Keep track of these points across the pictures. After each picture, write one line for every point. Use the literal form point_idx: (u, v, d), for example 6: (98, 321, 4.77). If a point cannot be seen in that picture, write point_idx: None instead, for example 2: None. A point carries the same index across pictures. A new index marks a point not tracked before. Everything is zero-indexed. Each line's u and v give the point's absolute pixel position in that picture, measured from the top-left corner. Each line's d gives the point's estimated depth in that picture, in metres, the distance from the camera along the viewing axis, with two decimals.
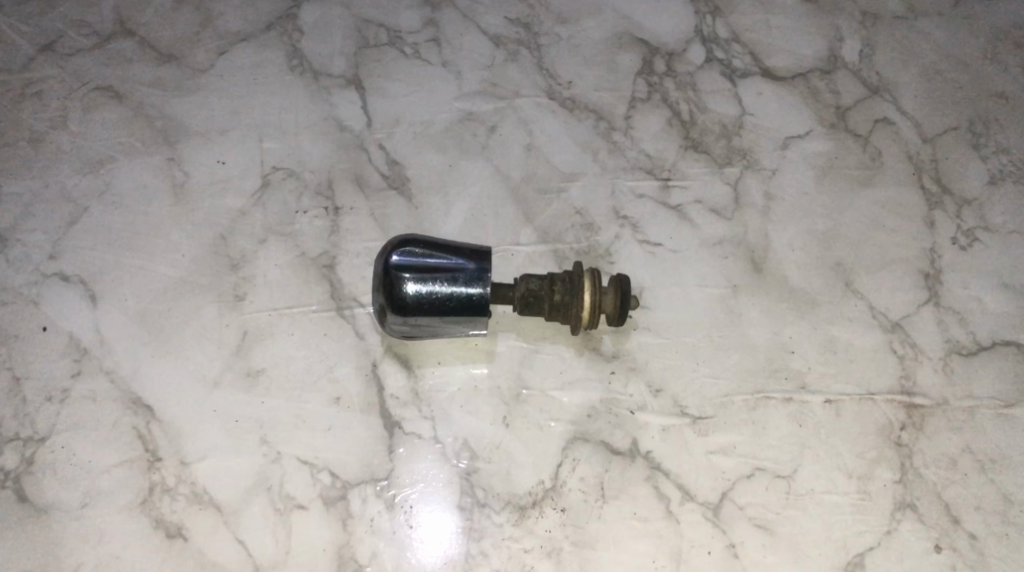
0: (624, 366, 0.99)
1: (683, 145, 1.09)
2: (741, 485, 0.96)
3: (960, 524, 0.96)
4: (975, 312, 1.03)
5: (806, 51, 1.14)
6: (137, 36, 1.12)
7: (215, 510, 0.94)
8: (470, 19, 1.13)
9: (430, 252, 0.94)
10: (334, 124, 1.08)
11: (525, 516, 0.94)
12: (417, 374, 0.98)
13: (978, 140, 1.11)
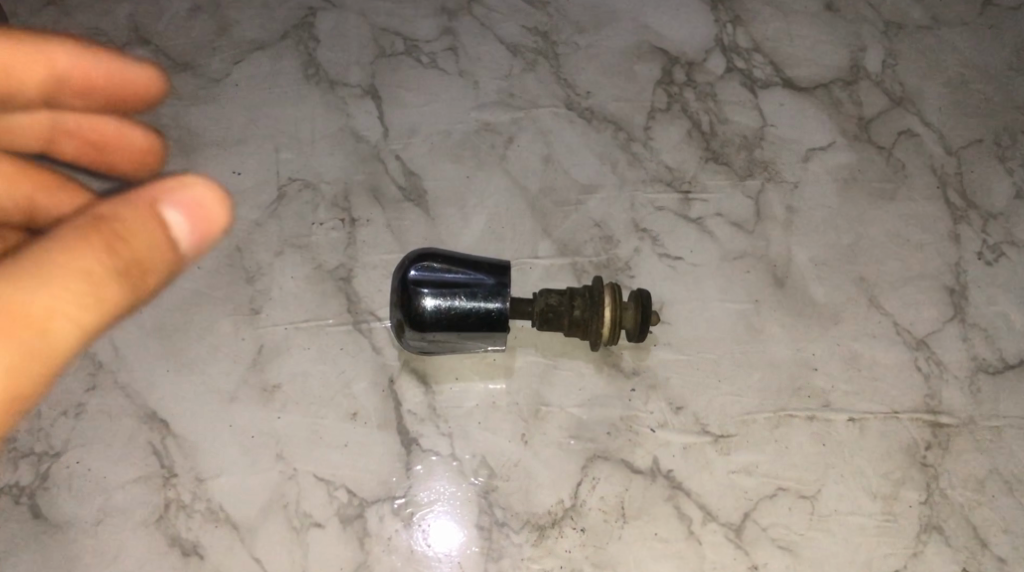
0: (644, 383, 0.97)
1: (704, 157, 1.07)
2: (763, 505, 0.94)
3: (987, 547, 0.94)
4: (1001, 329, 1.01)
5: (829, 62, 1.13)
6: (152, 45, 1.12)
7: (231, 528, 0.93)
8: (488, 27, 1.12)
9: (448, 267, 0.93)
10: (351, 134, 1.07)
11: (545, 536, 0.93)
12: (434, 389, 0.97)
13: (1004, 153, 1.09)
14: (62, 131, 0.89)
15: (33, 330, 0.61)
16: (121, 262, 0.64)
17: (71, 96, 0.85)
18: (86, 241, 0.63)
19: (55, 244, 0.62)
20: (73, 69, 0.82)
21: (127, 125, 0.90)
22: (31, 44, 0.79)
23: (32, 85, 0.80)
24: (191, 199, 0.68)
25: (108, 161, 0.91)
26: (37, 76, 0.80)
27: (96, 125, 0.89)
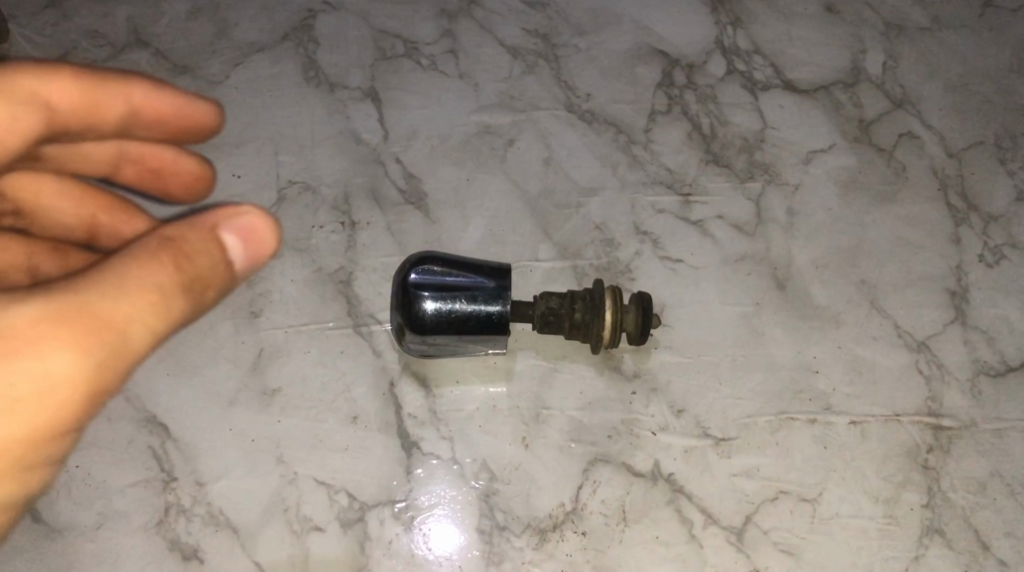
0: (645, 386, 0.97)
1: (705, 159, 1.07)
2: (764, 508, 0.94)
3: (989, 550, 0.94)
4: (1003, 331, 1.01)
5: (829, 64, 1.13)
6: (152, 47, 1.12)
7: (231, 532, 0.93)
8: (488, 30, 1.12)
9: (449, 270, 0.92)
10: (351, 137, 1.07)
11: (546, 540, 0.93)
12: (435, 393, 0.97)
13: (1005, 155, 1.09)
14: (121, 155, 0.95)
15: (114, 332, 0.71)
16: (190, 277, 0.75)
17: (143, 125, 0.91)
18: (158, 259, 0.74)
19: (133, 260, 0.73)
20: (145, 105, 0.89)
21: (181, 155, 0.97)
22: (113, 81, 0.86)
23: (113, 119, 0.87)
24: (250, 225, 0.80)
25: (163, 183, 0.98)
26: (117, 108, 0.87)
27: (151, 153, 0.96)
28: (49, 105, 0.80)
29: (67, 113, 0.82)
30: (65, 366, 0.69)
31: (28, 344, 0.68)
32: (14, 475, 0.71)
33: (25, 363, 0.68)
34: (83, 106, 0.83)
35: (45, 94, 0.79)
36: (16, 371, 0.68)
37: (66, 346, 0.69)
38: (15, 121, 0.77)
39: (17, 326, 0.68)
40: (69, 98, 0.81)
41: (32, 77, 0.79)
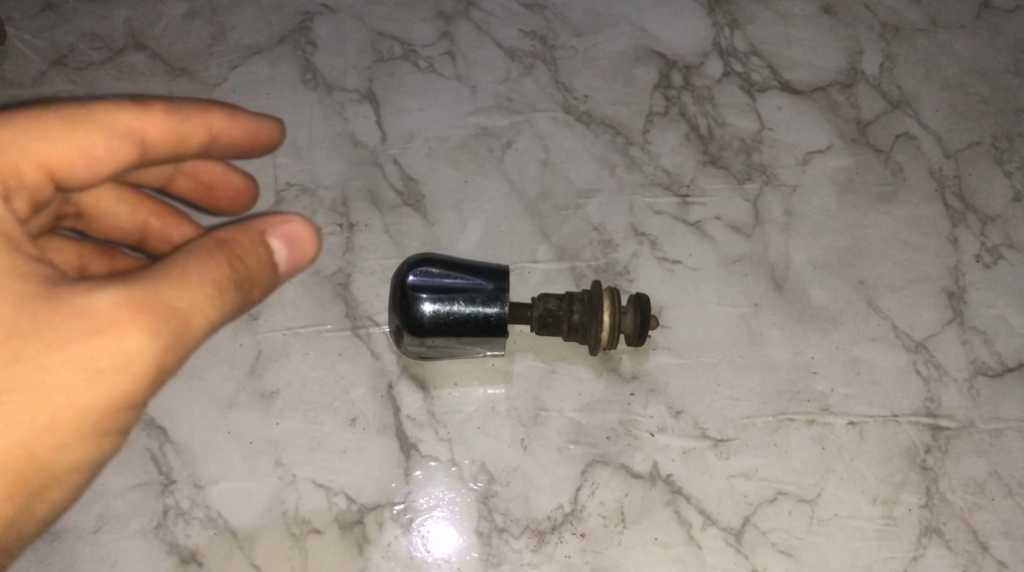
0: (643, 388, 0.97)
1: (702, 160, 1.07)
2: (763, 509, 0.94)
3: (987, 550, 0.94)
4: (1000, 331, 1.01)
5: (826, 65, 1.13)
6: (149, 49, 1.12)
7: (229, 535, 0.93)
8: (486, 32, 1.12)
9: (447, 272, 0.92)
10: (348, 139, 1.07)
11: (545, 541, 0.93)
12: (433, 395, 0.97)
13: (1001, 155, 1.09)
14: (177, 169, 0.94)
15: (179, 321, 0.72)
16: (240, 277, 0.75)
17: (219, 153, 0.89)
18: (213, 258, 0.74)
19: (200, 256, 0.74)
20: (223, 135, 0.87)
21: (233, 172, 0.96)
22: (194, 115, 0.83)
23: (192, 150, 0.85)
24: (294, 231, 0.79)
25: (213, 198, 0.97)
26: (197, 140, 0.84)
27: (206, 166, 0.95)
28: (139, 138, 0.79)
29: (156, 145, 0.80)
30: (136, 346, 0.71)
31: (104, 325, 0.70)
32: (80, 451, 0.73)
33: (100, 341, 0.70)
34: (171, 139, 0.81)
35: (139, 125, 0.78)
36: (94, 349, 0.70)
37: (136, 329, 0.70)
38: (107, 153, 0.77)
39: (95, 308, 0.70)
40: (161, 131, 0.80)
41: (125, 109, 0.78)
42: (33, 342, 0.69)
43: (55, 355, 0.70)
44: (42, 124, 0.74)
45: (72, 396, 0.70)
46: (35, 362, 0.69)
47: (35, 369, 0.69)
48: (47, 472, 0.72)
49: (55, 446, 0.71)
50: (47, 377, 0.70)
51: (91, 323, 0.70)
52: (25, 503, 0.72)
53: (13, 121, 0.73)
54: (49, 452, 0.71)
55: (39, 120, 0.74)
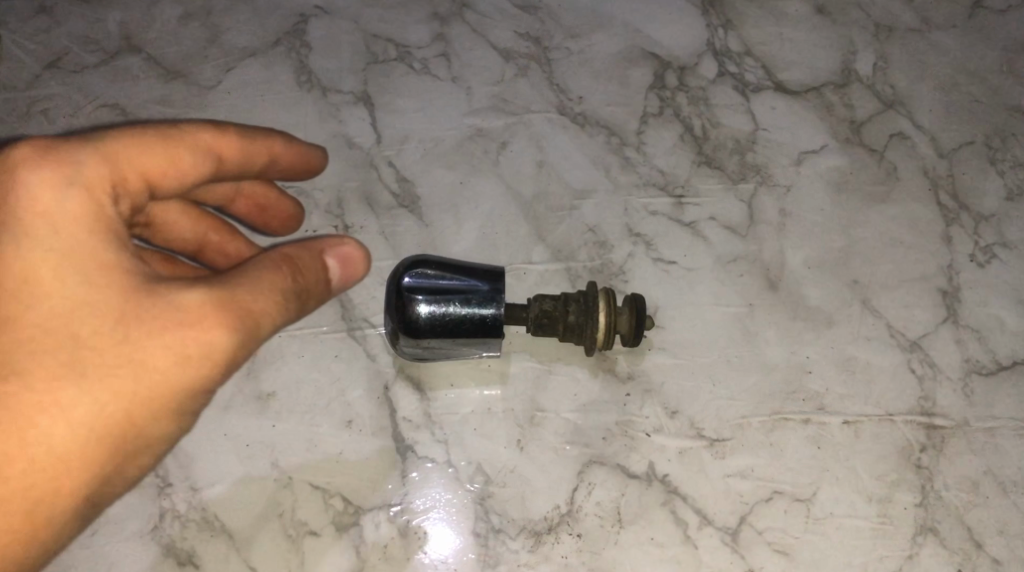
0: (639, 388, 0.97)
1: (697, 161, 1.07)
2: (759, 508, 0.94)
3: (982, 549, 0.94)
4: (994, 330, 1.02)
5: (820, 65, 1.13)
6: (144, 52, 1.12)
7: (226, 537, 0.93)
8: (480, 33, 1.12)
9: (443, 274, 0.93)
10: (343, 140, 1.07)
11: (541, 542, 0.93)
12: (429, 396, 0.97)
13: (995, 155, 1.09)
14: (239, 189, 0.95)
15: (253, 321, 0.77)
16: (301, 289, 0.81)
17: (272, 176, 0.93)
18: (279, 269, 0.80)
19: (271, 265, 0.80)
20: (282, 158, 0.91)
21: (286, 198, 0.98)
22: (260, 138, 0.87)
23: (254, 171, 0.89)
24: (348, 252, 0.86)
25: (265, 220, 0.98)
26: (260, 162, 0.89)
27: (260, 189, 0.96)
28: (219, 157, 0.83)
29: (230, 165, 0.85)
30: (220, 340, 0.76)
31: (192, 318, 0.75)
32: (165, 425, 0.77)
33: (192, 332, 0.75)
34: (244, 160, 0.86)
35: (219, 145, 0.83)
36: (181, 338, 0.75)
37: (222, 323, 0.76)
38: (192, 169, 0.81)
39: (189, 302, 0.76)
40: (236, 152, 0.85)
41: (207, 130, 0.82)
42: (136, 327, 0.75)
43: (154, 339, 0.75)
44: (140, 137, 0.78)
45: (167, 375, 0.75)
46: (136, 343, 0.74)
47: (137, 349, 0.74)
48: (138, 439, 0.76)
49: (149, 417, 0.76)
50: (148, 357, 0.75)
51: (186, 314, 0.75)
52: (116, 467, 0.76)
53: (122, 136, 0.78)
54: (143, 421, 0.76)
55: (138, 134, 0.78)
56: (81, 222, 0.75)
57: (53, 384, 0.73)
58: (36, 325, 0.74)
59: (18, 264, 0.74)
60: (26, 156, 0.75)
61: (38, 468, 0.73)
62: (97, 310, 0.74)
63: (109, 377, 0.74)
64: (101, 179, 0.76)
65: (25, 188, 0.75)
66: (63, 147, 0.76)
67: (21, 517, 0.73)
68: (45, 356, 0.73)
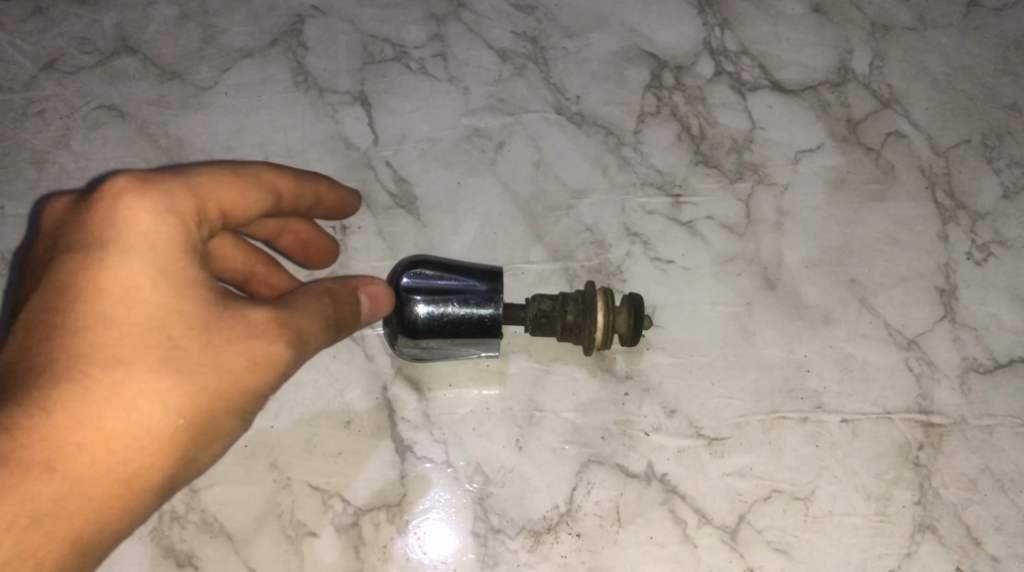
0: (638, 388, 0.97)
1: (694, 160, 1.07)
2: (758, 507, 0.95)
3: (980, 546, 0.95)
4: (991, 328, 1.02)
5: (817, 64, 1.13)
6: (140, 53, 1.11)
7: (225, 538, 0.93)
8: (477, 33, 1.12)
9: (441, 274, 0.93)
10: (340, 141, 1.07)
11: (540, 542, 0.93)
12: (428, 397, 0.97)
13: (991, 153, 1.09)
14: (285, 226, 0.95)
15: (303, 340, 0.81)
16: (341, 320, 0.85)
17: (313, 215, 0.96)
18: (323, 299, 0.84)
19: (316, 291, 0.84)
20: (323, 198, 0.94)
21: (324, 235, 0.98)
22: (308, 180, 0.92)
23: (299, 210, 0.93)
24: (377, 291, 0.88)
25: (303, 255, 0.98)
26: (306, 200, 0.92)
27: (304, 226, 0.96)
28: (277, 197, 0.88)
29: (283, 202, 0.89)
30: (282, 353, 0.80)
31: (261, 332, 0.79)
32: (232, 424, 0.80)
33: (261, 343, 0.79)
34: (294, 200, 0.91)
35: (279, 185, 0.88)
36: (251, 349, 0.78)
37: (285, 339, 0.80)
38: (258, 205, 0.85)
39: (256, 318, 0.79)
40: (291, 192, 0.89)
41: (270, 171, 0.87)
42: (216, 337, 0.78)
43: (233, 346, 0.78)
44: (219, 174, 0.82)
45: (241, 379, 0.78)
46: (219, 348, 0.78)
47: (220, 353, 0.78)
48: (212, 434, 0.79)
49: (224, 416, 0.79)
50: (228, 361, 0.78)
51: (255, 327, 0.79)
52: (192, 456, 0.78)
53: (207, 172, 0.81)
54: (220, 416, 0.78)
55: (217, 172, 0.82)
56: (172, 246, 0.77)
57: (147, 376, 0.76)
58: (133, 325, 0.76)
59: (114, 273, 0.76)
60: (121, 185, 0.77)
61: (137, 446, 0.75)
62: (186, 318, 0.77)
63: (196, 375, 0.77)
64: (188, 208, 0.79)
65: (122, 209, 0.77)
66: (157, 177, 0.78)
67: (118, 488, 0.75)
68: (141, 352, 0.76)
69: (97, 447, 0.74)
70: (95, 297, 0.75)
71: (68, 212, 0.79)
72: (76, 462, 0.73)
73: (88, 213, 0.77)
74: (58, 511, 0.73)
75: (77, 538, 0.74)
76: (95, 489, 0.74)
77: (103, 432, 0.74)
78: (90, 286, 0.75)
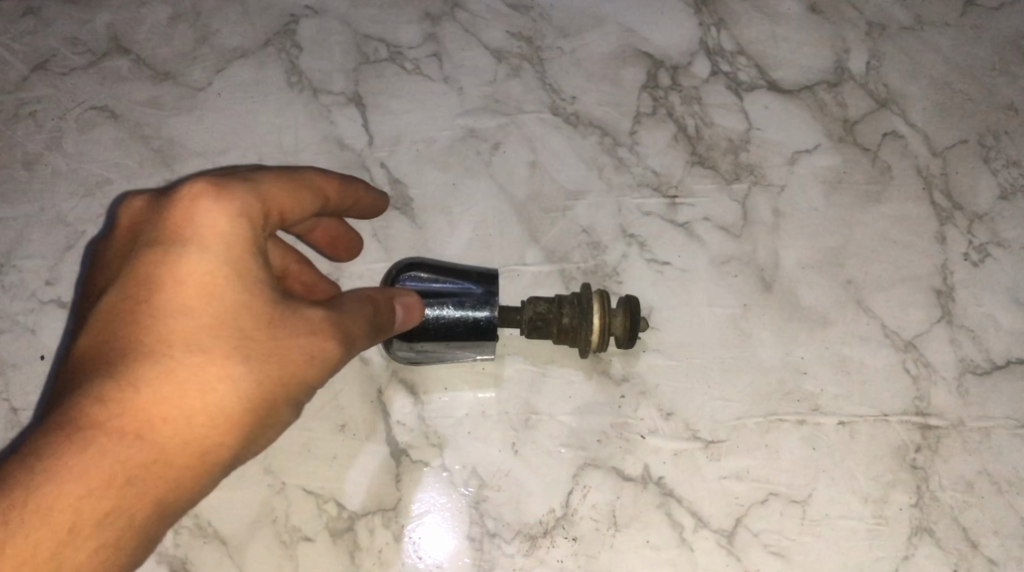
0: (634, 390, 0.97)
1: (690, 161, 1.07)
2: (755, 511, 0.94)
3: (978, 549, 0.94)
4: (988, 330, 1.02)
5: (814, 64, 1.13)
6: (132, 54, 1.11)
7: (220, 543, 0.92)
8: (472, 33, 1.11)
9: (436, 277, 0.92)
10: (335, 142, 1.07)
11: (537, 546, 0.93)
12: (423, 400, 0.96)
13: (988, 153, 1.09)
14: (317, 222, 0.95)
15: (350, 339, 0.81)
16: (379, 327, 0.84)
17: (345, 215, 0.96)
18: (365, 303, 0.83)
19: (358, 297, 0.83)
20: (361, 200, 0.94)
21: (354, 234, 0.98)
22: (350, 184, 0.91)
23: (337, 211, 0.92)
24: (410, 301, 0.88)
25: (330, 250, 0.98)
26: (345, 203, 0.91)
27: (334, 224, 0.96)
28: (324, 201, 0.87)
29: (328, 207, 0.89)
30: (335, 350, 0.79)
31: (319, 329, 0.79)
32: (287, 414, 0.79)
33: (319, 340, 0.79)
34: (337, 204, 0.90)
35: (327, 190, 0.88)
36: (308, 346, 0.78)
37: (337, 338, 0.80)
38: (310, 210, 0.85)
39: (313, 317, 0.79)
40: (336, 196, 0.89)
41: (322, 176, 0.87)
42: (278, 334, 0.77)
43: (293, 342, 0.78)
44: (284, 180, 0.83)
45: (300, 374, 0.78)
46: (283, 341, 0.77)
47: (283, 346, 0.77)
48: (268, 423, 0.78)
49: (281, 407, 0.78)
50: (290, 355, 0.77)
51: (313, 324, 0.79)
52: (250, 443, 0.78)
53: (271, 177, 0.82)
54: (278, 406, 0.78)
55: (278, 177, 0.82)
56: (244, 247, 0.77)
57: (223, 361, 0.76)
58: (209, 313, 0.76)
59: (192, 267, 0.76)
60: (199, 188, 0.78)
61: (214, 424, 0.75)
62: (256, 311, 0.77)
63: (265, 364, 0.77)
64: (257, 212, 0.79)
65: (199, 210, 0.77)
66: (231, 181, 0.79)
67: (195, 461, 0.75)
68: (216, 338, 0.76)
69: (179, 423, 0.74)
70: (173, 289, 0.76)
71: (144, 212, 0.79)
72: (160, 433, 0.74)
73: (167, 212, 0.78)
74: (143, 477, 0.73)
75: (157, 504, 0.74)
76: (171, 462, 0.74)
77: (184, 409, 0.74)
78: (167, 280, 0.76)
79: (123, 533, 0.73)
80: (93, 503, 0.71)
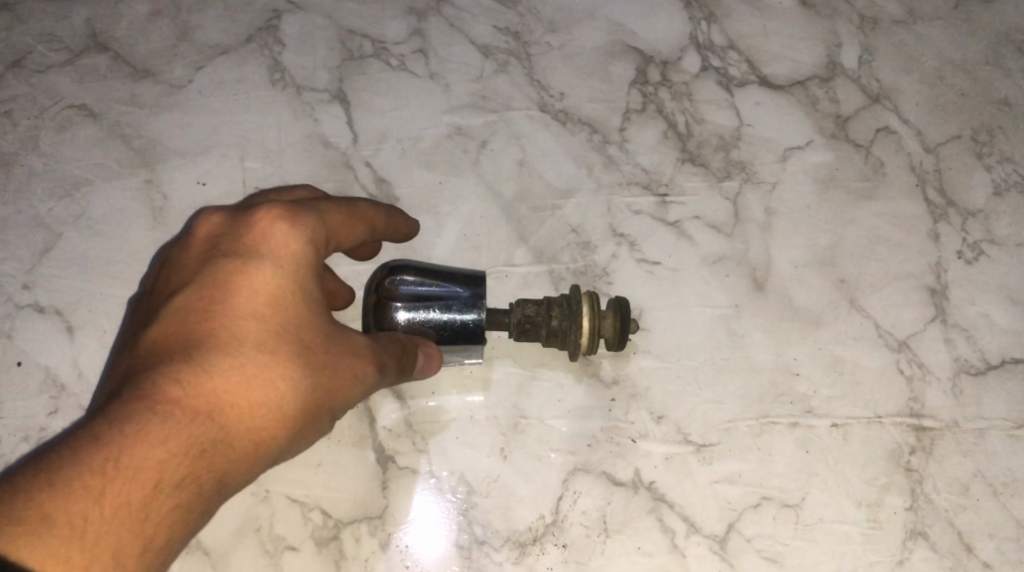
0: (624, 393, 0.95)
1: (681, 158, 1.05)
2: (747, 516, 0.93)
3: (972, 552, 0.93)
4: (983, 329, 1.00)
5: (806, 59, 1.11)
6: (111, 51, 1.08)
7: (203, 554, 0.90)
8: (458, 28, 1.09)
9: (422, 280, 0.90)
10: (319, 140, 1.04)
11: (526, 553, 0.91)
12: (410, 405, 0.94)
13: (981, 148, 1.08)
14: None
15: (385, 369, 0.80)
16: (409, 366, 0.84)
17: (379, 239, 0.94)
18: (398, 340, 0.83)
19: (390, 335, 0.83)
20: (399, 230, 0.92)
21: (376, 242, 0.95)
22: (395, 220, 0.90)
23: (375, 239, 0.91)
24: (428, 352, 0.86)
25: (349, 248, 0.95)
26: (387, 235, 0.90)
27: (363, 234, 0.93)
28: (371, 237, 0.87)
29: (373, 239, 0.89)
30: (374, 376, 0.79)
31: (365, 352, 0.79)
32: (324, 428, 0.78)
33: (362, 364, 0.78)
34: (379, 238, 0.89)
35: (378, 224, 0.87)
36: (356, 366, 0.78)
37: (376, 366, 0.79)
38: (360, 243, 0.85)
39: (360, 341, 0.79)
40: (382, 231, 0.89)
41: (377, 210, 0.87)
42: (332, 351, 0.77)
43: (343, 361, 0.77)
44: (345, 211, 0.83)
45: (345, 393, 0.77)
46: (335, 359, 0.77)
47: (335, 364, 0.77)
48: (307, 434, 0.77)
49: (320, 422, 0.77)
50: (340, 373, 0.77)
51: (357, 347, 0.78)
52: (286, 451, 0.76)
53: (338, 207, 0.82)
54: (319, 420, 0.77)
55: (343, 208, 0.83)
56: (312, 267, 0.77)
57: (286, 366, 0.75)
58: (277, 322, 0.75)
59: (263, 278, 0.76)
60: (277, 211, 0.78)
61: (274, 424, 0.74)
62: (317, 327, 0.77)
63: (319, 376, 0.76)
64: (323, 240, 0.79)
65: (276, 226, 0.77)
66: (304, 207, 0.79)
67: (252, 456, 0.73)
68: (283, 344, 0.75)
69: (240, 418, 0.73)
70: (242, 297, 0.75)
71: (220, 226, 0.79)
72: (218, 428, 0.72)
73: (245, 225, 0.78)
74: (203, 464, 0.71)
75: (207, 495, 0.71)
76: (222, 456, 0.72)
77: (244, 406, 0.73)
78: (237, 288, 0.75)
79: (190, 509, 0.70)
80: (171, 473, 0.69)
